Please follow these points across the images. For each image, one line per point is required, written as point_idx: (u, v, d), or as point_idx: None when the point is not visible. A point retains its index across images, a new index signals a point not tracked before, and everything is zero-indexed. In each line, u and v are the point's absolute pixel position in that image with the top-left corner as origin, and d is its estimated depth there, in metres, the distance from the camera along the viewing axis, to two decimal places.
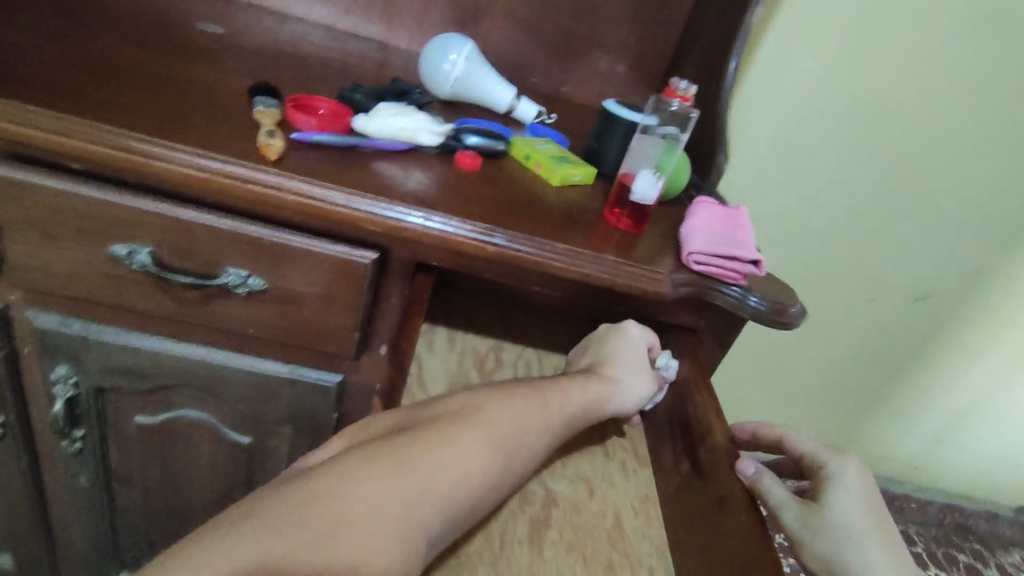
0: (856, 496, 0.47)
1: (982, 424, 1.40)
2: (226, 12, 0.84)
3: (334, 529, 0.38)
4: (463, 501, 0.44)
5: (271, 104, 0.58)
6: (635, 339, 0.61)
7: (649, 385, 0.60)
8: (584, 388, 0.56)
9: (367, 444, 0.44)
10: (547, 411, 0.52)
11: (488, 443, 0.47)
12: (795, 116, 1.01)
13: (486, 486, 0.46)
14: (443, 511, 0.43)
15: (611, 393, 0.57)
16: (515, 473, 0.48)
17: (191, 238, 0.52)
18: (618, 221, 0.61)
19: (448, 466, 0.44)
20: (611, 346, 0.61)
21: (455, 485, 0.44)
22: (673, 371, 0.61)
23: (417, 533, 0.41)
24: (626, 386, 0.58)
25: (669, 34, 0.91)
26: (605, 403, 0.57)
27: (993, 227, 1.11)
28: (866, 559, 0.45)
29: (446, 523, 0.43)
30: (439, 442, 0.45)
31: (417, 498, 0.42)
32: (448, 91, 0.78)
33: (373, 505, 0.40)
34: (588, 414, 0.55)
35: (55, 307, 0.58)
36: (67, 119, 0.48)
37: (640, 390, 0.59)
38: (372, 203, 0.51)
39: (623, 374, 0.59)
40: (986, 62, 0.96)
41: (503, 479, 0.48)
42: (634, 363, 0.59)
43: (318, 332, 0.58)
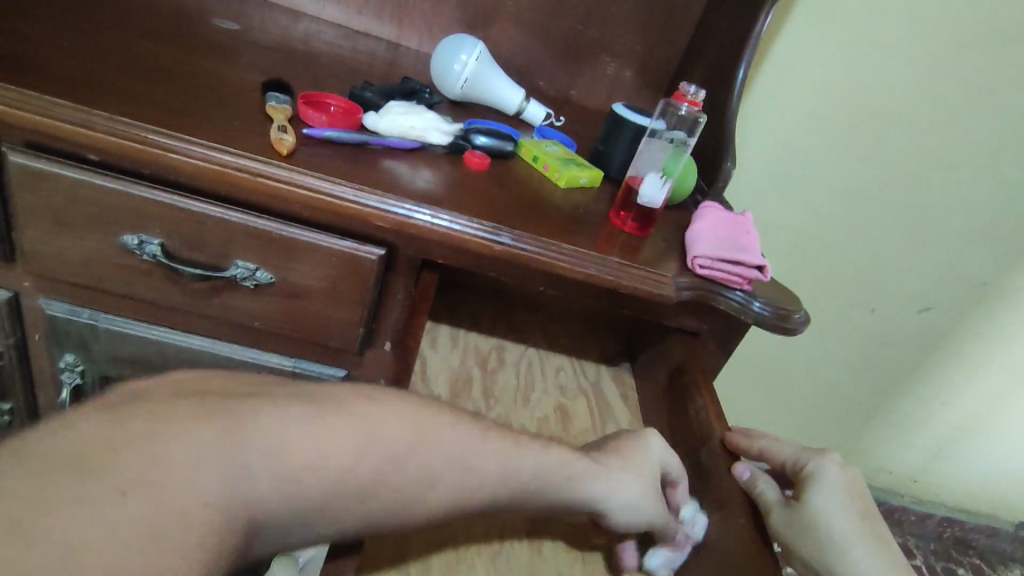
0: (838, 493, 0.46)
1: (983, 439, 1.39)
2: (240, 9, 0.85)
3: (121, 487, 0.32)
4: (311, 500, 0.38)
5: (283, 100, 0.58)
6: (653, 453, 0.52)
7: (645, 490, 0.50)
8: (545, 452, 0.47)
9: (206, 396, 0.38)
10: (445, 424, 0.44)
11: (361, 445, 0.40)
12: (802, 124, 1.02)
13: (344, 487, 0.39)
14: (276, 499, 0.37)
15: (590, 475, 0.48)
16: (391, 481, 0.41)
17: (201, 229, 0.52)
18: (624, 224, 0.61)
19: (293, 454, 0.38)
20: (623, 443, 0.52)
21: (306, 474, 0.38)
22: (699, 531, 0.52)
23: (230, 512, 0.35)
24: (612, 478, 0.49)
25: (678, 40, 0.91)
26: (580, 481, 0.48)
27: (998, 240, 1.11)
28: (853, 556, 0.44)
29: (279, 513, 0.37)
30: (291, 428, 0.38)
31: (246, 475, 0.36)
32: (457, 91, 0.78)
33: (180, 473, 0.34)
34: (553, 484, 0.47)
35: (64, 295, 0.58)
36: (83, 110, 0.49)
37: (631, 491, 0.49)
38: (382, 199, 0.52)
39: (616, 472, 0.50)
40: (992, 75, 0.97)
41: (375, 490, 0.40)
42: (640, 469, 0.51)
43: (323, 327, 0.58)
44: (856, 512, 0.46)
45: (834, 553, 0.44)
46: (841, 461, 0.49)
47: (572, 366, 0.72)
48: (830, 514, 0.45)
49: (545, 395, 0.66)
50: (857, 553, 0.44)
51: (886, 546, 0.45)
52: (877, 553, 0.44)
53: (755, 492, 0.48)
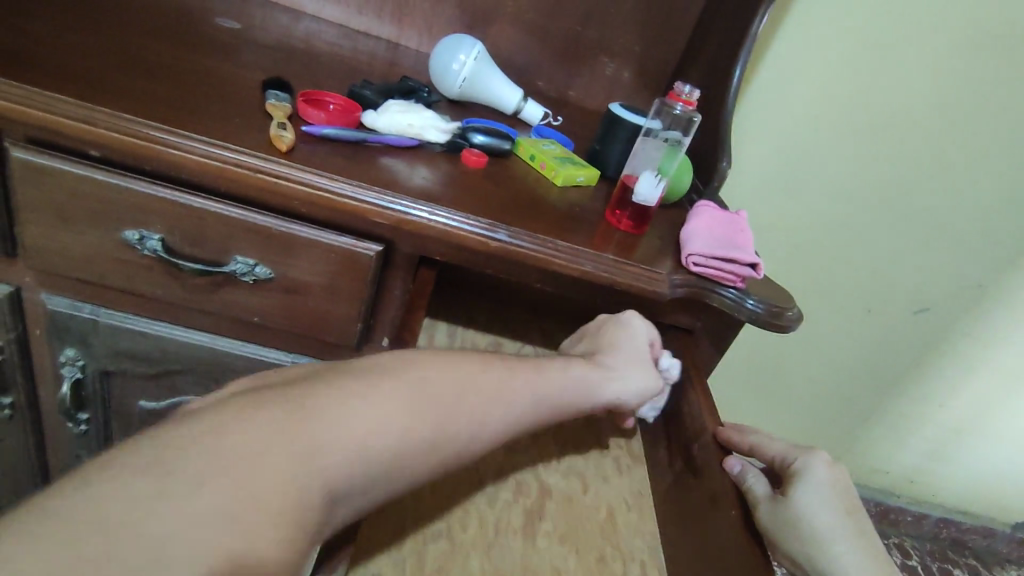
0: (827, 492, 0.47)
1: (980, 440, 1.40)
2: (242, 9, 0.86)
3: (196, 481, 0.33)
4: (373, 461, 0.38)
5: (283, 97, 0.59)
6: (640, 332, 0.57)
7: (651, 379, 0.55)
8: (563, 370, 0.50)
9: (253, 396, 0.39)
10: (484, 372, 0.46)
11: (414, 403, 0.41)
12: (799, 125, 1.02)
13: (408, 443, 0.40)
14: (347, 471, 0.37)
15: (604, 381, 0.52)
16: (446, 442, 0.42)
17: (201, 225, 0.53)
18: (620, 221, 0.62)
19: (352, 421, 0.39)
20: (611, 336, 0.56)
21: (371, 441, 0.38)
22: (675, 370, 0.59)
23: (311, 486, 0.36)
24: (622, 376, 0.53)
25: (676, 41, 0.92)
26: (597, 392, 0.52)
27: (994, 241, 1.11)
28: (835, 552, 0.45)
29: (354, 483, 0.38)
30: (343, 398, 0.39)
31: (319, 446, 0.37)
32: (456, 91, 0.79)
33: (250, 455, 0.35)
34: (576, 400, 0.50)
35: (67, 290, 0.59)
36: (86, 107, 0.49)
37: (639, 384, 0.54)
38: (379, 196, 0.52)
39: (621, 366, 0.54)
40: (988, 78, 0.97)
41: (429, 442, 0.41)
42: (640, 359, 0.55)
43: (321, 322, 0.59)
44: (842, 510, 0.47)
45: (818, 550, 0.45)
46: (832, 461, 0.50)
47: None
48: (817, 513, 0.46)
49: None
50: (839, 548, 0.45)
51: (865, 544, 0.46)
52: (858, 550, 0.46)
53: (744, 486, 0.49)
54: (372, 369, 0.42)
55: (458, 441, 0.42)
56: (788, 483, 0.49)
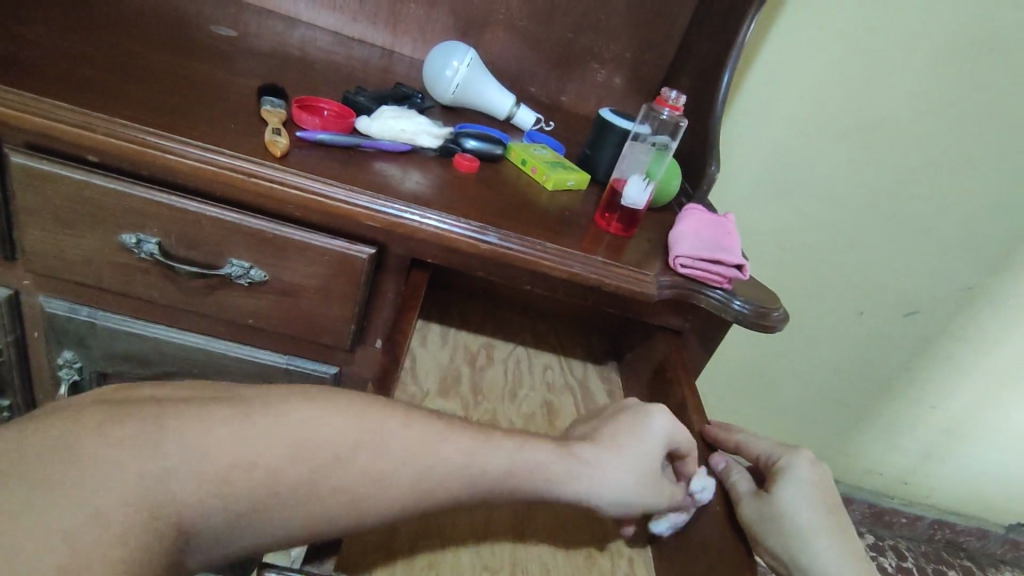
0: (808, 487, 0.48)
1: (972, 441, 1.41)
2: (238, 16, 0.87)
3: (49, 485, 0.34)
4: (237, 501, 0.38)
5: (278, 104, 0.60)
6: (654, 434, 0.49)
7: (643, 487, 0.48)
8: (516, 453, 0.46)
9: (139, 403, 0.39)
10: (393, 426, 0.43)
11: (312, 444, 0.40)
12: (788, 129, 1.04)
13: (288, 488, 0.39)
14: (200, 505, 0.37)
15: (574, 475, 0.46)
16: (329, 493, 0.40)
17: (197, 229, 0.54)
18: (609, 224, 0.63)
19: (219, 455, 0.38)
20: (619, 430, 0.50)
21: (241, 480, 0.38)
22: (707, 495, 0.50)
23: (158, 514, 0.36)
24: (599, 472, 0.47)
25: (666, 48, 0.93)
26: (559, 485, 0.46)
27: (981, 244, 1.13)
28: (814, 548, 0.46)
29: (210, 519, 0.38)
30: (219, 429, 0.39)
31: (182, 475, 0.37)
32: (449, 97, 0.80)
33: (118, 469, 0.35)
34: (529, 484, 0.46)
35: (65, 293, 0.60)
36: (85, 113, 0.51)
37: (621, 486, 0.47)
38: (372, 200, 0.54)
39: (604, 461, 0.47)
40: (971, 85, 0.99)
41: (308, 489, 0.40)
42: (635, 461, 0.48)
43: (314, 324, 0.60)
44: (822, 510, 0.47)
45: (798, 544, 0.46)
46: (815, 459, 0.51)
47: (559, 364, 0.73)
48: (798, 510, 0.47)
49: (533, 391, 0.66)
50: (818, 544, 0.46)
51: (847, 543, 0.47)
52: (839, 550, 0.46)
53: (727, 482, 0.50)
54: (262, 404, 0.41)
55: (347, 489, 0.41)
56: (771, 478, 0.50)
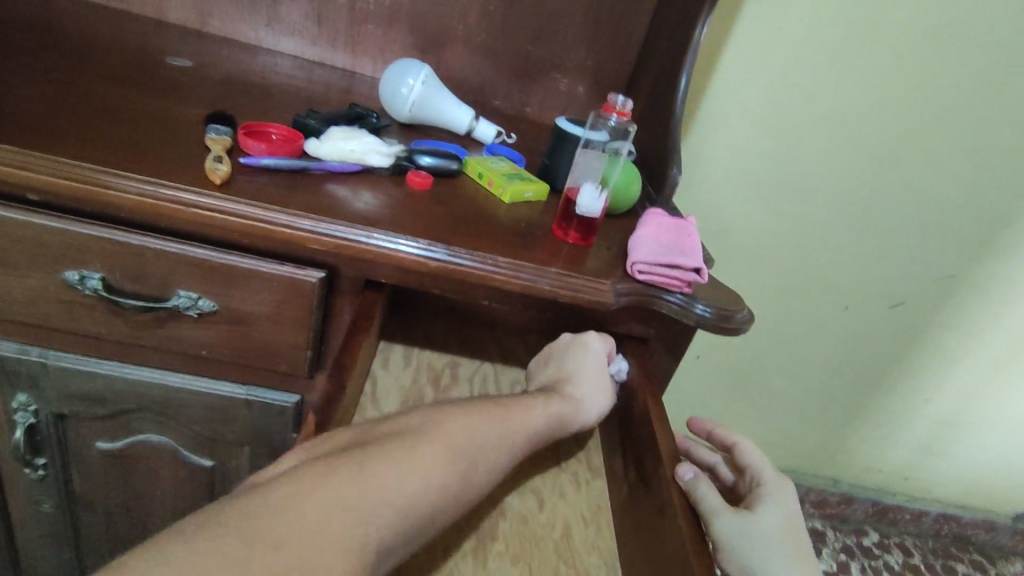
0: (785, 513, 0.49)
1: (971, 431, 1.39)
2: (198, 47, 0.87)
3: (285, 547, 0.35)
4: (425, 513, 0.41)
5: (223, 130, 0.59)
6: (595, 352, 0.60)
7: (613, 396, 0.60)
8: (545, 407, 0.54)
9: (294, 468, 0.40)
10: (489, 418, 0.49)
11: (446, 455, 0.44)
12: (756, 128, 1.04)
13: (442, 495, 0.42)
14: (408, 522, 0.40)
15: (578, 412, 0.56)
16: (467, 490, 0.44)
17: (141, 262, 0.53)
18: (566, 234, 0.62)
19: (407, 481, 0.41)
20: (577, 361, 0.60)
21: (416, 495, 0.41)
22: (625, 373, 0.62)
23: (376, 538, 0.38)
24: (591, 403, 0.58)
25: (627, 54, 0.93)
26: (570, 424, 0.56)
27: (960, 232, 1.12)
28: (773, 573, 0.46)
29: (400, 534, 0.40)
30: (387, 458, 0.41)
31: (373, 507, 0.39)
32: (407, 114, 0.80)
33: (327, 515, 0.37)
34: (556, 433, 0.54)
35: (15, 335, 0.59)
36: (19, 151, 0.50)
37: (603, 404, 0.59)
38: (314, 223, 0.53)
39: (587, 392, 0.58)
40: (928, 71, 0.99)
41: (459, 493, 0.44)
42: (598, 379, 0.59)
43: (268, 352, 0.59)
44: (790, 537, 0.48)
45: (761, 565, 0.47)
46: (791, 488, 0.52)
47: None
48: (769, 531, 0.47)
49: None
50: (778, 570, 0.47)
51: (806, 564, 0.48)
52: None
53: (695, 494, 0.47)
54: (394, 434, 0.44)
55: (482, 482, 0.46)
56: (752, 497, 0.51)
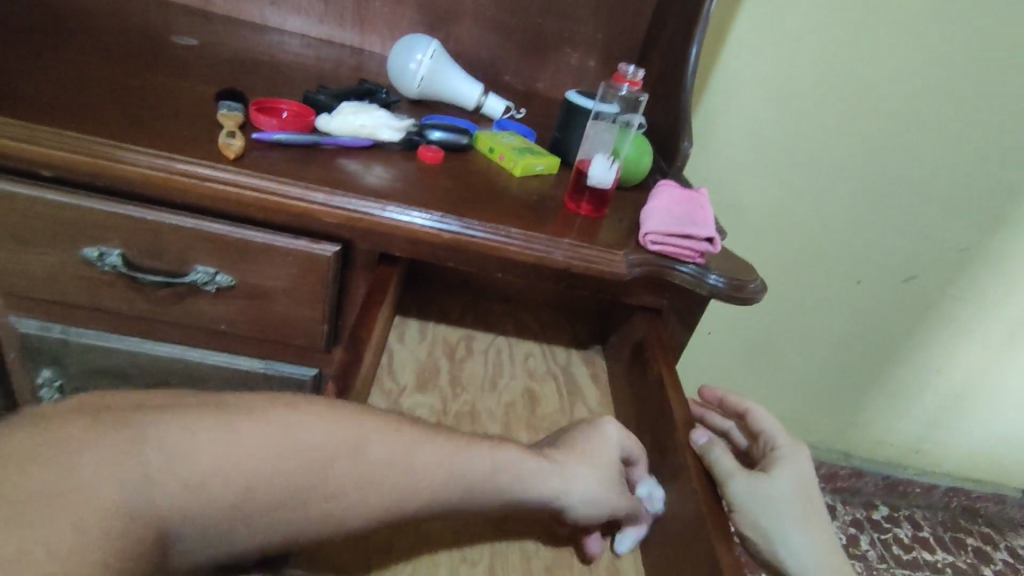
0: (800, 474, 0.50)
1: (981, 405, 1.39)
2: (204, 26, 0.87)
3: (10, 518, 0.33)
4: (212, 499, 0.38)
5: (234, 106, 0.59)
6: (609, 441, 0.52)
7: (609, 491, 0.50)
8: (493, 452, 0.47)
9: (60, 419, 0.37)
10: (376, 435, 0.43)
11: (278, 445, 0.40)
12: (766, 100, 1.02)
13: (259, 488, 0.39)
14: (182, 506, 0.38)
15: (544, 472, 0.48)
16: (298, 497, 0.41)
17: (159, 237, 0.54)
18: (579, 207, 0.62)
19: (195, 462, 0.38)
20: (579, 438, 0.52)
21: (215, 481, 0.38)
22: (659, 505, 0.51)
23: (136, 514, 0.36)
24: (568, 474, 0.49)
25: (637, 27, 0.92)
26: (526, 485, 0.48)
27: (973, 204, 1.11)
28: (788, 532, 0.47)
29: (192, 518, 0.38)
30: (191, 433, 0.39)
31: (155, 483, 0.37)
32: (416, 90, 0.79)
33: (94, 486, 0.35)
34: (502, 488, 0.47)
35: (37, 312, 0.60)
36: (34, 128, 0.50)
37: (585, 487, 0.49)
38: (328, 196, 0.53)
39: (572, 466, 0.50)
40: (939, 42, 0.98)
41: (280, 493, 0.40)
42: (597, 464, 0.50)
43: (287, 326, 0.60)
44: (804, 498, 0.49)
45: (776, 526, 0.48)
46: (805, 450, 0.52)
47: (541, 351, 0.72)
48: (785, 492, 0.48)
49: (513, 380, 0.66)
50: (792, 530, 0.48)
51: (819, 524, 0.49)
52: (808, 534, 0.48)
53: (709, 459, 0.48)
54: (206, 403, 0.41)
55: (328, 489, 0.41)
56: (767, 460, 0.51)
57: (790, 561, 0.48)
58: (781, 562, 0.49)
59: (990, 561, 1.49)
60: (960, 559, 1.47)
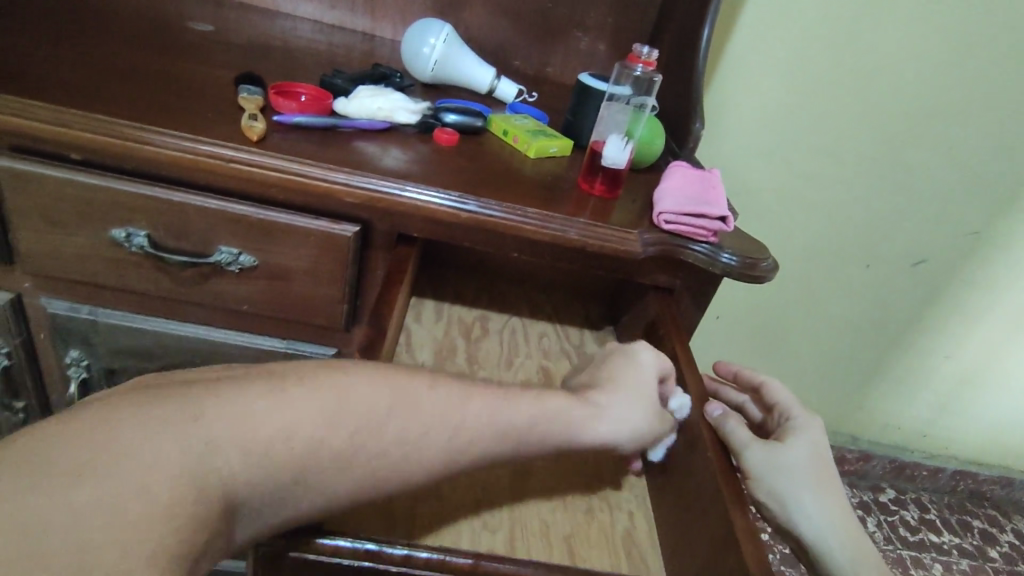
0: (814, 444, 0.51)
1: (990, 389, 1.39)
2: (219, 13, 0.88)
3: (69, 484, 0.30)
4: (277, 462, 0.35)
5: (254, 91, 0.60)
6: (645, 366, 0.51)
7: (655, 421, 0.49)
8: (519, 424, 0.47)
9: (70, 413, 0.33)
10: (419, 389, 0.40)
11: (334, 407, 0.37)
12: (778, 83, 1.02)
13: (323, 452, 0.36)
14: (243, 473, 0.34)
15: (593, 417, 0.46)
16: (351, 458, 0.37)
17: (184, 219, 0.55)
18: (592, 187, 0.63)
19: (254, 425, 0.35)
20: (617, 369, 0.50)
21: (277, 446, 0.35)
22: (686, 412, 0.51)
23: (203, 482, 0.33)
24: (615, 414, 0.47)
25: (647, 10, 0.92)
26: (578, 431, 0.45)
27: (984, 188, 1.11)
28: (802, 500, 0.48)
29: (260, 487, 0.35)
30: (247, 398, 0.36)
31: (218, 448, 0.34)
32: (429, 75, 0.80)
33: (153, 451, 0.32)
34: (553, 435, 0.44)
35: (66, 293, 0.61)
36: (64, 111, 0.51)
37: (634, 422, 0.47)
38: (348, 176, 0.54)
39: (615, 401, 0.48)
40: (951, 25, 0.97)
41: (329, 456, 0.36)
42: (640, 394, 0.49)
43: (308, 306, 0.61)
44: (817, 466, 0.50)
45: (790, 493, 0.49)
46: (820, 422, 0.53)
47: (555, 331, 0.73)
48: (798, 461, 0.49)
49: (528, 359, 0.67)
50: (807, 498, 0.49)
51: (834, 493, 0.50)
52: (822, 503, 0.49)
53: (723, 430, 0.50)
54: (171, 386, 0.36)
55: (364, 441, 0.37)
56: (781, 431, 0.53)
57: (806, 530, 0.49)
58: (797, 531, 0.50)
59: (997, 543, 1.51)
60: (967, 541, 1.48)
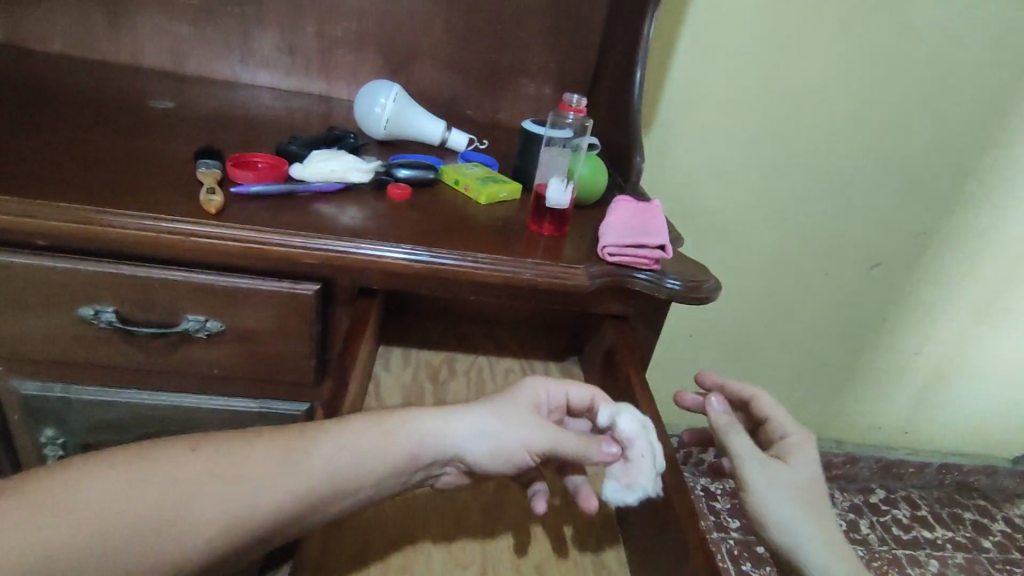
0: (805, 461, 0.55)
1: (960, 380, 1.43)
2: (180, 89, 0.92)
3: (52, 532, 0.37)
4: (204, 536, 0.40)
5: (212, 164, 0.64)
6: (528, 390, 0.52)
7: (518, 431, 0.49)
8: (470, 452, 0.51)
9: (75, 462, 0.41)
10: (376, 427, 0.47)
11: (272, 478, 0.43)
12: (716, 111, 1.09)
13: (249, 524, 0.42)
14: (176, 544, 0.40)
15: (430, 422, 0.49)
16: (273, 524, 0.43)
17: (149, 293, 0.58)
18: (541, 228, 0.67)
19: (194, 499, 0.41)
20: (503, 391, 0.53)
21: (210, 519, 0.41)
22: (621, 421, 0.51)
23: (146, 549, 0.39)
24: (462, 423, 0.49)
25: (586, 54, 0.98)
26: (436, 436, 0.48)
27: (923, 190, 1.18)
28: (789, 513, 0.52)
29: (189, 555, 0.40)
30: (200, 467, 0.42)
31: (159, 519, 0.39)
32: (383, 132, 0.84)
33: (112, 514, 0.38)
34: (395, 447, 0.47)
35: (38, 373, 0.63)
36: (31, 203, 0.54)
37: (480, 426, 0.49)
38: (305, 240, 0.57)
39: (471, 413, 0.50)
40: (868, 46, 1.05)
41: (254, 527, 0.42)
42: (503, 407, 0.50)
43: (277, 365, 0.63)
44: (806, 481, 0.54)
45: (779, 505, 0.52)
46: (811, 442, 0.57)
47: (521, 366, 0.76)
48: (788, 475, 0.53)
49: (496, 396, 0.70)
50: (794, 510, 0.52)
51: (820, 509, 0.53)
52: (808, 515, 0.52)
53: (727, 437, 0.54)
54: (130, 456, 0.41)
55: (245, 519, 0.42)
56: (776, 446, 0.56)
57: (791, 542, 0.52)
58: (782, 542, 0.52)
59: (989, 533, 1.53)
60: (959, 534, 1.50)
